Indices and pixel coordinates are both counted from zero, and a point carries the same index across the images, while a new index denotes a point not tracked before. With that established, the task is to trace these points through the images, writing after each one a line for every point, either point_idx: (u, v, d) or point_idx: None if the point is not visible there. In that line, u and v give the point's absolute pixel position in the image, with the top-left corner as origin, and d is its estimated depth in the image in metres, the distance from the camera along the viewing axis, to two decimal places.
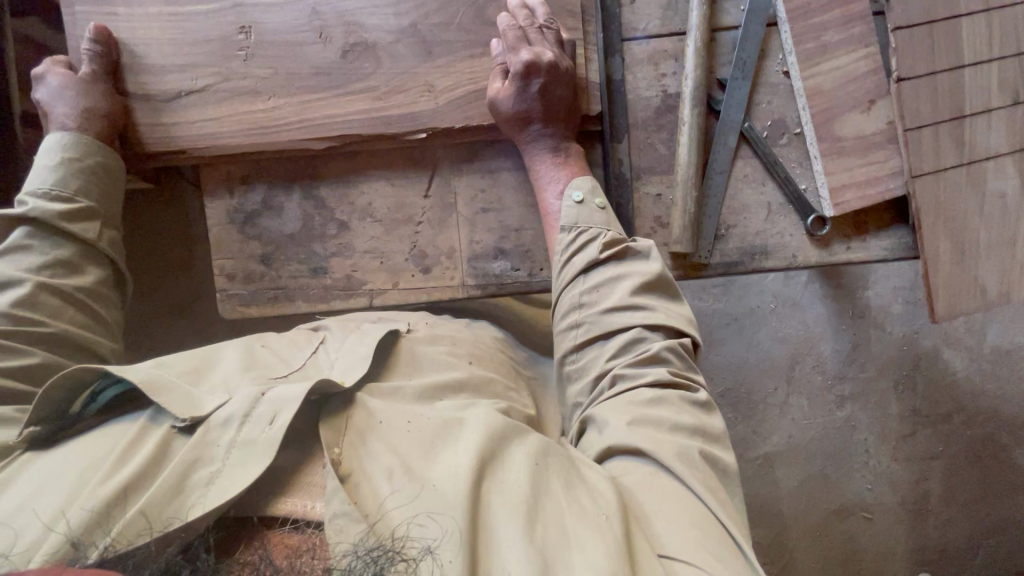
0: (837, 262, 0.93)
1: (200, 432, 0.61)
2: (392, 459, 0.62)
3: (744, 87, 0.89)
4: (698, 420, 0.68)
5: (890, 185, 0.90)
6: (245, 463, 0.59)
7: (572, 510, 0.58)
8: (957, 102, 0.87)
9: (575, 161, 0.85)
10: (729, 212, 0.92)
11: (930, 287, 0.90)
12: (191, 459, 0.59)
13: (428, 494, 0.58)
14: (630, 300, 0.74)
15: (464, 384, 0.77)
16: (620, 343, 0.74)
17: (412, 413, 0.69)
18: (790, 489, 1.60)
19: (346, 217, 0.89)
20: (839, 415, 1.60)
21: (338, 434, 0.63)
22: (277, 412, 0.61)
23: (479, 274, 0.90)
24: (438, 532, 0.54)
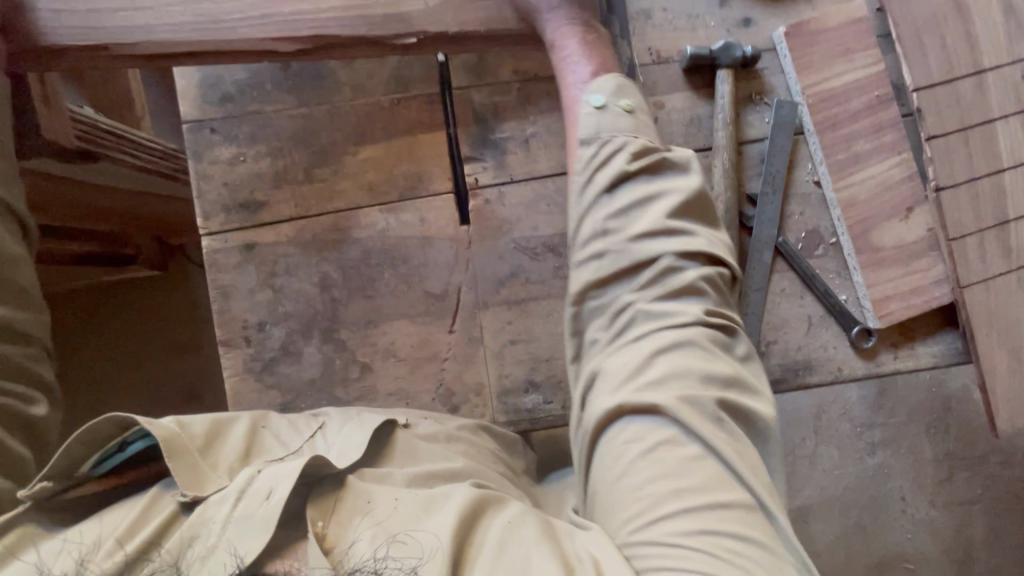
0: (885, 373, 0.88)
1: (199, 510, 0.53)
2: (375, 527, 0.53)
3: (776, 202, 0.86)
4: (733, 371, 0.56)
5: (936, 293, 0.85)
6: (242, 541, 0.49)
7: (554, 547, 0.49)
8: (1001, 207, 0.83)
9: (601, 50, 0.75)
10: (768, 327, 0.88)
11: (991, 402, 0.84)
12: (186, 539, 0.51)
13: (408, 550, 0.50)
14: (667, 223, 0.60)
15: (462, 471, 0.64)
16: (650, 275, 0.59)
17: (401, 488, 0.58)
18: (827, 544, 1.50)
19: (369, 358, 0.85)
20: (871, 463, 1.49)
21: (325, 511, 0.54)
22: (275, 486, 0.53)
23: (510, 410, 0.85)
24: (417, 556, 0.49)
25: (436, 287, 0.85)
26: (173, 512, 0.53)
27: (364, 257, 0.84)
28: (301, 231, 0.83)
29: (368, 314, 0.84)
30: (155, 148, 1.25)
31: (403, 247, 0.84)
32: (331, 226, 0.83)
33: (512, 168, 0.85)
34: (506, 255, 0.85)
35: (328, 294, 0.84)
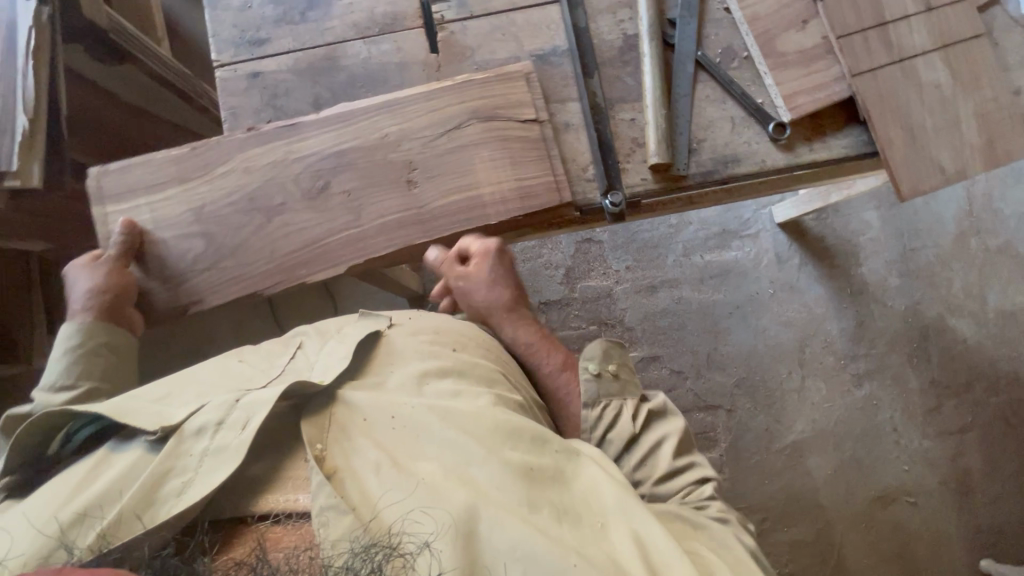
0: (805, 162, 1.02)
1: (171, 444, 0.75)
2: (381, 455, 0.77)
3: (692, 23, 1.03)
4: (717, 507, 0.85)
5: (836, 88, 1.01)
6: (216, 468, 0.73)
7: (553, 537, 0.71)
8: (878, 12, 1.00)
9: (513, 282, 1.07)
10: (698, 128, 1.02)
11: (892, 170, 0.99)
12: (165, 470, 0.73)
13: (421, 493, 0.73)
14: (677, 465, 0.90)
15: (450, 370, 0.92)
16: (651, 456, 0.91)
17: (394, 407, 0.84)
18: (829, 479, 1.90)
19: (358, 165, 0.99)
20: (859, 395, 1.95)
21: (319, 432, 0.79)
22: (248, 418, 0.76)
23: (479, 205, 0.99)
24: (429, 534, 0.70)
25: (319, 232, 0.99)
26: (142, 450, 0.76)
27: (351, 81, 1.02)
28: (198, 221, 1.01)
29: (354, 135, 0.99)
30: (174, 67, 1.43)
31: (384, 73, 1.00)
32: (234, 208, 1.00)
33: (472, 7, 1.04)
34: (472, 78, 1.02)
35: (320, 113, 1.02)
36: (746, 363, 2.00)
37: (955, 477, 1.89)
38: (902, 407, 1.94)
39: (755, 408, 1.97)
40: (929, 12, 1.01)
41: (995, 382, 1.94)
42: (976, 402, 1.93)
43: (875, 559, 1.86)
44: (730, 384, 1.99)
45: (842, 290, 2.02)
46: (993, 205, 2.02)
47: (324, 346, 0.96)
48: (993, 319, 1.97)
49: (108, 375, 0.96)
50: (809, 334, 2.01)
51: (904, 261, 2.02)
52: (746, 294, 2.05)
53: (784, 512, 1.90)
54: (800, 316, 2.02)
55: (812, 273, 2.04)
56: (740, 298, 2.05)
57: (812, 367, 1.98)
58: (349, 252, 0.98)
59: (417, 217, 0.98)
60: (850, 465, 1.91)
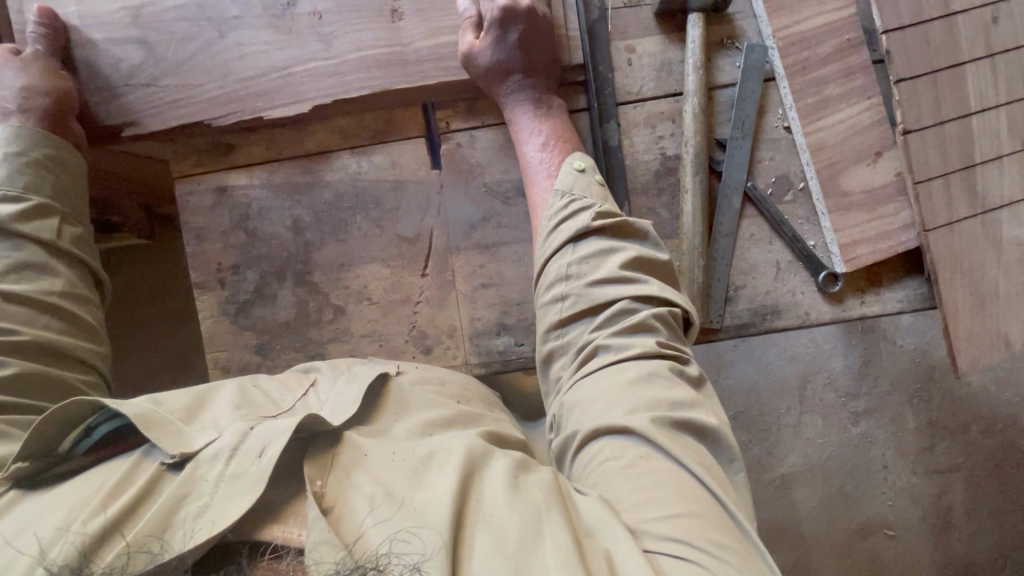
0: (852, 317, 0.90)
1: (188, 469, 0.56)
2: (375, 486, 0.56)
3: (744, 147, 0.87)
4: (694, 393, 0.62)
5: (903, 238, 0.87)
6: (234, 497, 0.53)
7: (524, 539, 0.52)
8: (967, 152, 0.84)
9: (559, 115, 0.82)
10: (737, 272, 0.89)
11: (953, 343, 0.86)
12: (179, 496, 0.54)
13: (418, 519, 0.53)
14: (620, 272, 0.69)
15: (457, 419, 0.71)
16: (608, 316, 0.68)
17: (400, 444, 0.63)
18: (808, 511, 1.79)
19: (342, 300, 0.86)
20: (855, 432, 1.77)
21: (322, 470, 0.58)
22: (267, 444, 0.56)
23: (483, 354, 0.87)
24: (423, 549, 0.50)
25: (277, 59, 0.82)
26: (159, 472, 0.56)
27: (337, 199, 0.85)
28: (135, 25, 0.85)
29: None
30: None
31: (349, 79, 0.81)
32: (182, 17, 0.83)
33: (484, 112, 0.86)
34: (478, 199, 0.86)
35: (302, 237, 0.85)
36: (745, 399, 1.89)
37: (937, 513, 1.80)
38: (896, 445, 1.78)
39: (749, 441, 1.81)
40: None
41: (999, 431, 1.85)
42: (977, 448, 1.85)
43: None
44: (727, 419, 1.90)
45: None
46: None
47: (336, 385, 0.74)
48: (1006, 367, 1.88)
49: (61, 195, 0.78)
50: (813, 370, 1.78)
51: None
52: None
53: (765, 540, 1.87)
54: None
55: None
56: None
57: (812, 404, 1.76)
58: (317, 87, 0.82)
59: (400, 55, 0.82)
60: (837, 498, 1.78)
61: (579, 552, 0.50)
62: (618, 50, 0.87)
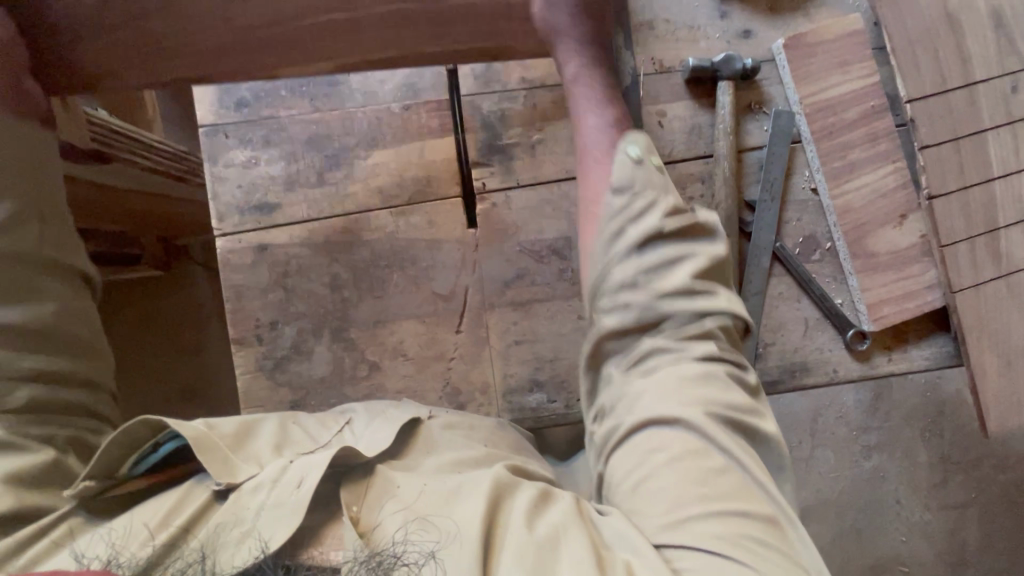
0: (880, 374, 0.91)
1: (234, 497, 0.54)
2: (404, 506, 0.54)
3: (773, 209, 0.89)
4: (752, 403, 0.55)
5: (930, 298, 0.88)
6: (275, 525, 0.50)
7: (554, 567, 0.45)
8: (991, 216, 0.86)
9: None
10: (766, 330, 0.90)
11: (981, 402, 0.87)
12: (223, 524, 0.51)
13: (446, 536, 0.49)
14: (690, 251, 0.58)
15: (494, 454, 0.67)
16: (673, 292, 0.57)
17: (431, 475, 0.59)
18: None
19: (377, 357, 0.87)
20: None
21: (358, 496, 0.55)
22: (306, 475, 0.54)
23: (516, 412, 0.88)
24: (440, 539, 0.49)
25: None
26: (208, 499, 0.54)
27: (374, 258, 0.86)
28: None
29: None
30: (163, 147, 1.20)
31: None
32: None
33: (519, 174, 0.88)
34: (512, 258, 0.88)
35: (339, 294, 0.86)
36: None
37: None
38: None
39: None
40: None
41: None
42: None
43: None
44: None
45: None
46: None
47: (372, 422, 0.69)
48: None
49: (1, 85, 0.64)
50: None
51: None
52: None
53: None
54: None
55: None
56: None
57: None
58: None
59: None
60: None
61: (604, 570, 0.45)
62: (649, 114, 0.89)
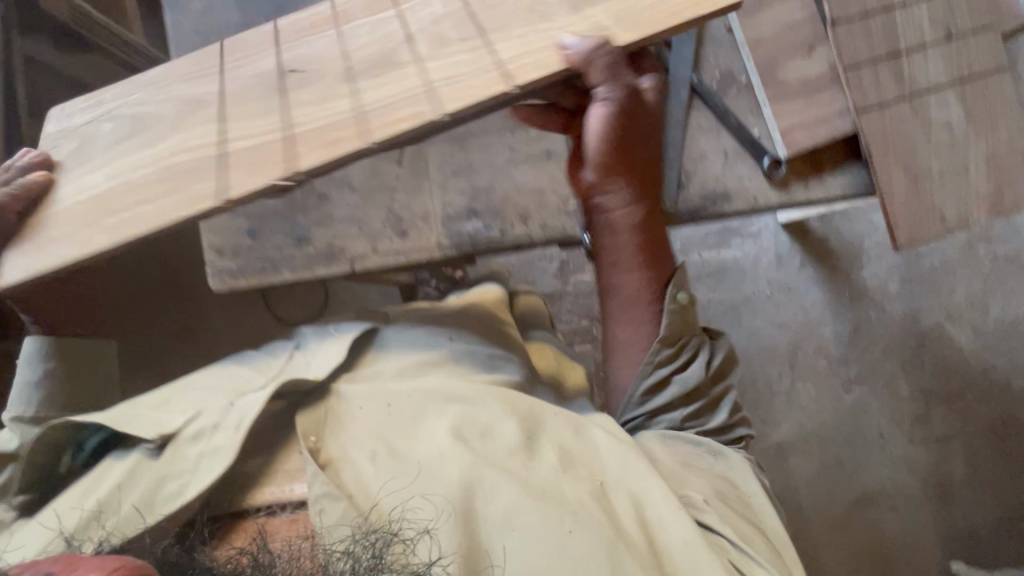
0: (797, 202, 0.97)
1: (171, 448, 0.72)
2: (373, 442, 0.74)
3: (689, 45, 0.97)
4: (716, 453, 0.86)
5: (840, 123, 0.94)
6: (210, 467, 0.69)
7: (565, 523, 0.68)
8: (892, 41, 0.92)
9: None
10: (687, 160, 0.97)
11: (890, 217, 0.92)
12: (164, 475, 0.70)
13: (424, 477, 0.70)
14: (693, 349, 0.89)
15: (446, 361, 0.90)
16: (686, 376, 0.88)
17: (391, 395, 0.80)
18: (806, 479, 1.90)
19: (326, 188, 0.95)
20: (847, 399, 1.92)
21: (315, 428, 0.75)
22: (242, 418, 0.72)
23: (454, 238, 0.94)
24: (430, 518, 0.67)
25: None
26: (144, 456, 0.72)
27: None
28: None
29: None
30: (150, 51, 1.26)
31: None
32: None
33: None
34: None
35: None
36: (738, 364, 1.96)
37: (936, 481, 1.87)
38: (891, 412, 1.90)
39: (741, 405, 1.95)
40: (948, 42, 0.93)
41: (989, 392, 1.89)
42: (967, 410, 1.88)
43: (849, 557, 1.85)
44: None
45: (840, 295, 1.96)
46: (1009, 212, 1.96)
47: (324, 344, 0.88)
48: (994, 331, 1.91)
49: None
50: (803, 334, 1.96)
51: (909, 268, 1.95)
52: (742, 293, 1.99)
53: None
54: (795, 318, 1.97)
55: (812, 275, 1.98)
56: (736, 298, 1.99)
57: (804, 369, 1.95)
58: None
59: None
60: (830, 466, 1.90)
61: (611, 552, 0.67)
62: None
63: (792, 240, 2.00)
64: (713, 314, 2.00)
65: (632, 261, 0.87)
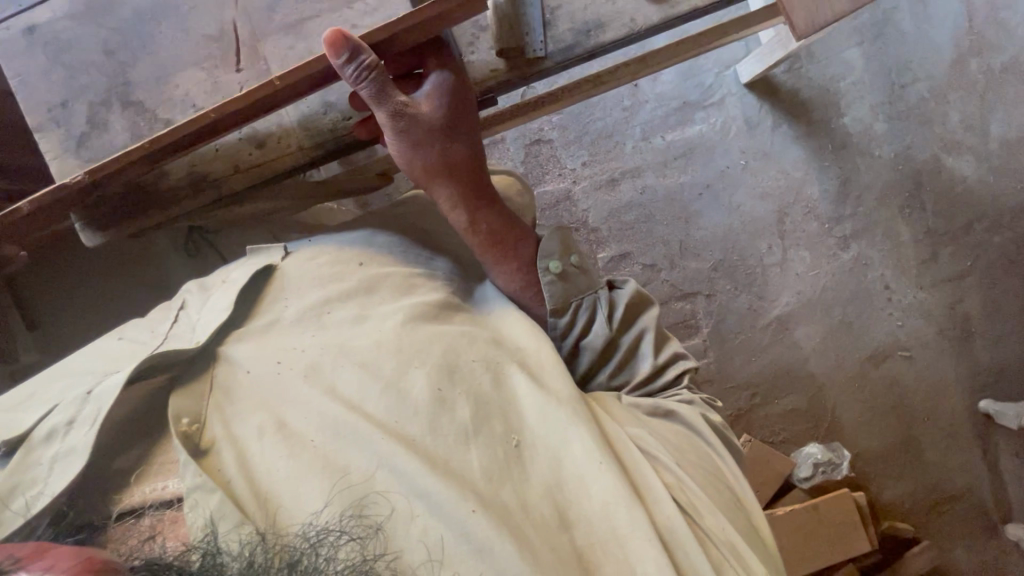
0: (681, 13, 0.85)
1: (22, 454, 0.65)
2: (263, 417, 0.67)
3: None
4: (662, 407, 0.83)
5: None
6: (64, 471, 0.63)
7: (502, 471, 0.67)
8: None
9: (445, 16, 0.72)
10: None
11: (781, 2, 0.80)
12: (13, 484, 0.63)
13: (346, 460, 0.65)
14: (619, 317, 0.87)
15: (353, 293, 0.79)
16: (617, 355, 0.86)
17: (283, 351, 0.73)
18: (813, 348, 1.75)
19: (169, 114, 0.87)
20: (846, 256, 1.76)
21: (195, 412, 0.67)
22: (99, 410, 0.66)
23: (311, 132, 0.89)
24: (356, 497, 0.63)
25: None
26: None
27: (137, 15, 0.87)
28: None
29: None
30: None
31: None
32: None
33: None
34: None
35: (115, 60, 0.88)
36: (722, 244, 1.78)
37: (954, 323, 1.74)
38: (894, 262, 1.75)
39: (734, 288, 1.78)
40: None
41: (997, 219, 1.74)
42: (977, 243, 1.74)
43: (871, 415, 1.73)
44: (707, 269, 1.78)
45: (823, 148, 1.78)
46: (1003, 18, 1.76)
47: (208, 302, 0.79)
48: (997, 151, 1.75)
49: None
50: (788, 202, 1.78)
51: (894, 103, 1.78)
52: (716, 169, 1.81)
53: (773, 384, 1.75)
54: (777, 184, 1.79)
55: (788, 133, 1.79)
56: (710, 176, 1.80)
57: (792, 236, 1.78)
58: None
59: None
60: (838, 329, 1.75)
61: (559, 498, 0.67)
62: None
63: (757, 98, 1.81)
64: (687, 201, 1.81)
65: (476, 217, 0.84)
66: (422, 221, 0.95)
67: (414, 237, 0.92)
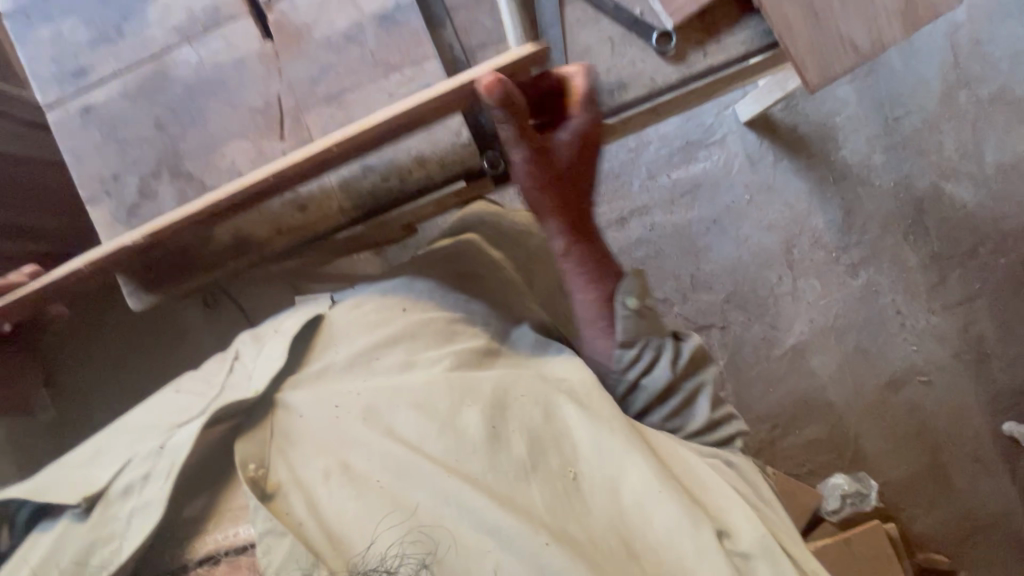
0: (699, 72, 0.90)
1: (101, 509, 0.70)
2: (326, 459, 0.72)
3: None
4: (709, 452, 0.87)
5: None
6: (143, 524, 0.68)
7: (556, 508, 0.71)
8: None
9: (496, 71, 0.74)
10: (574, 59, 0.92)
11: (795, 58, 0.86)
12: (94, 537, 0.68)
13: (408, 502, 0.69)
14: (686, 366, 0.87)
15: (401, 338, 0.83)
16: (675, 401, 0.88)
17: (340, 396, 0.78)
18: (830, 376, 1.76)
19: (216, 182, 0.92)
20: (856, 284, 1.79)
21: (258, 456, 0.72)
22: (173, 465, 0.69)
23: (352, 195, 0.93)
24: (419, 536, 0.68)
25: None
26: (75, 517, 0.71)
27: (186, 91, 0.92)
28: None
29: None
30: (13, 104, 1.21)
31: None
32: None
33: None
34: (314, 56, 0.91)
35: (165, 133, 0.93)
36: (733, 277, 1.82)
37: (970, 347, 1.75)
38: (904, 287, 1.78)
39: (747, 319, 1.80)
40: None
41: (1001, 242, 1.78)
42: (984, 266, 1.77)
43: (895, 442, 1.72)
44: (720, 301, 1.81)
45: (825, 179, 1.83)
46: (985, 49, 1.84)
47: (261, 350, 0.82)
48: (994, 176, 1.80)
49: None
50: (795, 233, 1.82)
51: (891, 134, 1.83)
52: (722, 204, 1.85)
53: (793, 415, 1.75)
54: (783, 216, 1.83)
55: (790, 167, 1.84)
56: (716, 211, 1.85)
57: (802, 266, 1.81)
58: None
59: None
60: (854, 356, 1.76)
61: (611, 530, 0.71)
62: None
63: (758, 134, 1.86)
64: (696, 236, 1.85)
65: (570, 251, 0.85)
66: (462, 265, 0.97)
67: (452, 279, 0.94)
